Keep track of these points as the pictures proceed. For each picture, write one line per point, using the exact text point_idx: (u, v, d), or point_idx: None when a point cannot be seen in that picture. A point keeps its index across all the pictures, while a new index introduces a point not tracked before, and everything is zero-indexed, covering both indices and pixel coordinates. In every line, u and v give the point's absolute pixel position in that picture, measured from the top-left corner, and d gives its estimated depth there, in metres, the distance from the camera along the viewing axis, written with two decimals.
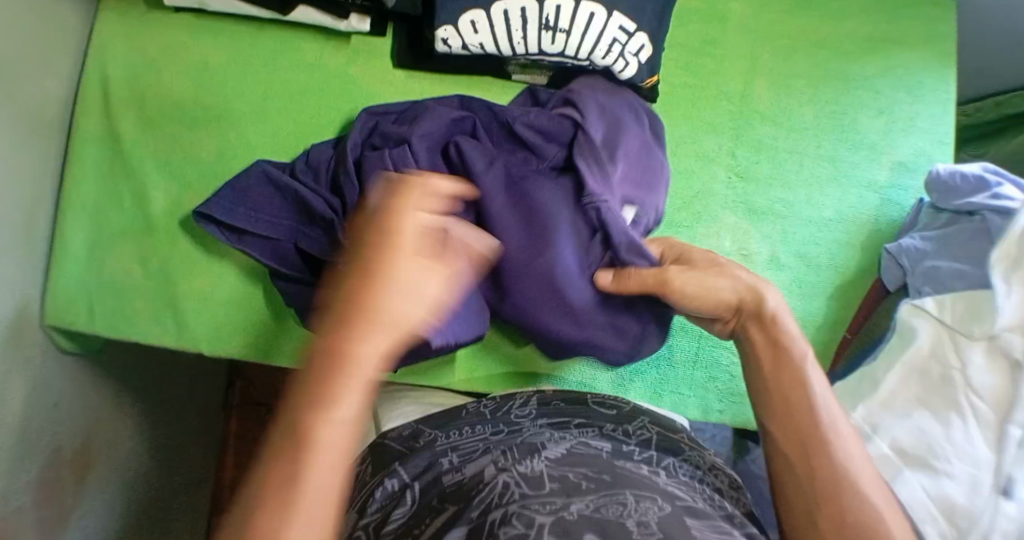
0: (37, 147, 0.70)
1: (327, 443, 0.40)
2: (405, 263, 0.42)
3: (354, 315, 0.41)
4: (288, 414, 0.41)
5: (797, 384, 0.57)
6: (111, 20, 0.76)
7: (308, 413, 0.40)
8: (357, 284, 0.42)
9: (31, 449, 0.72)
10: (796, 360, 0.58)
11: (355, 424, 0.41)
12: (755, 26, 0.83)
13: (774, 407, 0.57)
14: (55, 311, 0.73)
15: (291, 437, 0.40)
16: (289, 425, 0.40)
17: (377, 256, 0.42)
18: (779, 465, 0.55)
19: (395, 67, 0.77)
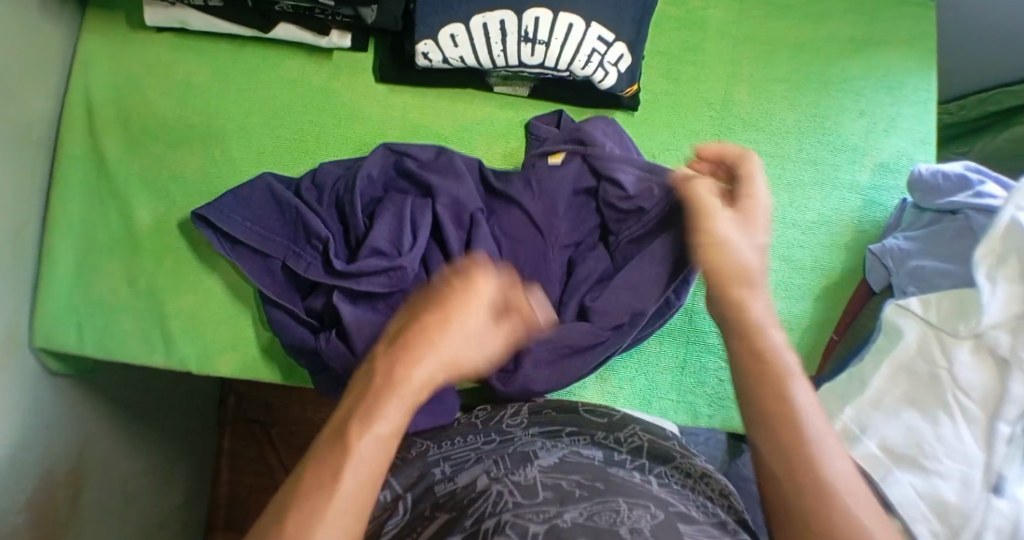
0: (23, 169, 0.70)
1: (322, 524, 0.44)
2: (447, 333, 0.53)
3: (388, 389, 0.50)
4: (332, 436, 0.48)
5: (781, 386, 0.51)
6: (94, 41, 0.76)
7: (352, 435, 0.47)
8: (402, 355, 0.51)
9: (23, 472, 0.71)
10: (783, 370, 0.52)
11: (357, 499, 0.45)
12: (735, 31, 0.83)
13: (755, 417, 0.51)
14: (43, 333, 0.72)
15: (326, 464, 0.46)
16: (324, 452, 0.47)
17: (424, 326, 0.53)
18: (764, 481, 0.49)
19: (377, 81, 0.78)
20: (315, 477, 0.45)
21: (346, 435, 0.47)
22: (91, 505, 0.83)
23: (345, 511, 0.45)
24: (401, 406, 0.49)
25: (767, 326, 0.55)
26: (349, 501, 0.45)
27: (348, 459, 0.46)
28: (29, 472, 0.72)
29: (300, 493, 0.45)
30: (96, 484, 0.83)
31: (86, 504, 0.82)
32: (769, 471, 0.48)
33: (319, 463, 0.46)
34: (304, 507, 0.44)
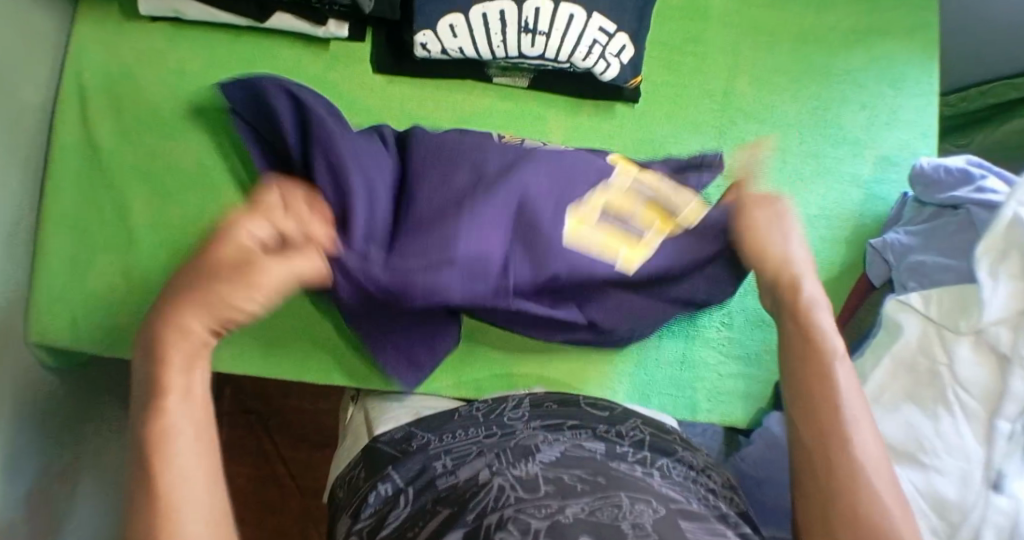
0: (15, 160, 0.69)
1: (175, 456, 0.47)
2: (230, 294, 0.52)
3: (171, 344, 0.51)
4: (154, 430, 0.48)
5: (819, 390, 0.57)
6: (86, 29, 0.75)
7: (164, 389, 0.50)
8: (176, 305, 0.52)
9: (18, 464, 0.71)
10: (827, 354, 0.58)
11: (201, 430, 0.49)
12: (736, 22, 0.82)
13: (805, 413, 0.56)
14: (37, 324, 0.72)
15: (153, 445, 0.48)
16: (151, 431, 0.48)
17: (199, 279, 0.52)
18: (801, 460, 0.55)
19: (375, 71, 0.77)
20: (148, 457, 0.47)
21: (159, 419, 0.49)
22: (86, 497, 0.82)
23: (193, 473, 0.48)
24: (183, 364, 0.51)
25: (814, 308, 0.61)
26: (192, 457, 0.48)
27: (165, 437, 0.48)
28: (25, 466, 0.72)
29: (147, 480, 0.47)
30: (91, 476, 0.83)
31: (82, 497, 0.81)
32: (808, 454, 0.55)
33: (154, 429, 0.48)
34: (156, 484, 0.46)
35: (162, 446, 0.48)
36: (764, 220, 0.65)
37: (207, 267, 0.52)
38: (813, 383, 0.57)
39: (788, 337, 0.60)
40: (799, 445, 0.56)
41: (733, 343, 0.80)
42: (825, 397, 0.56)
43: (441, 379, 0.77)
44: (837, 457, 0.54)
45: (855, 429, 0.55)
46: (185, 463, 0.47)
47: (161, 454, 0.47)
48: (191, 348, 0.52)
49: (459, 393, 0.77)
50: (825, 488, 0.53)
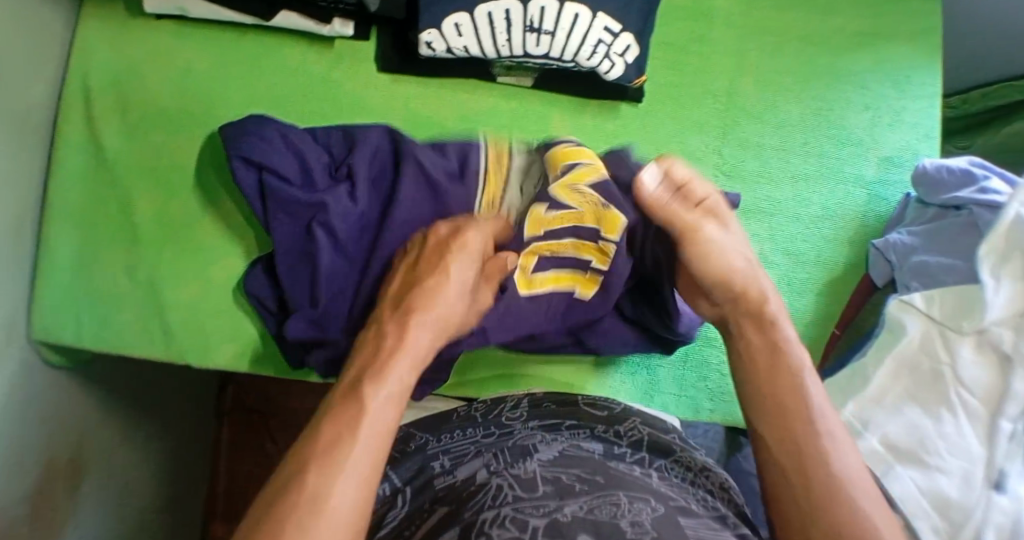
0: (20, 157, 0.69)
1: (365, 436, 0.48)
2: (456, 267, 0.62)
3: (416, 308, 0.59)
4: (344, 390, 0.52)
5: (786, 387, 0.56)
6: (92, 27, 0.75)
7: (342, 440, 0.48)
8: (428, 280, 0.60)
9: (23, 462, 0.71)
10: (791, 366, 0.57)
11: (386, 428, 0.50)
12: (740, 23, 0.82)
13: (768, 416, 0.55)
14: (42, 322, 0.72)
15: (339, 420, 0.49)
16: (342, 412, 0.50)
17: (438, 265, 0.61)
18: (771, 464, 0.53)
19: (379, 70, 0.77)
20: (327, 429, 0.49)
21: (348, 408, 0.50)
22: (91, 495, 0.82)
23: (358, 470, 0.47)
24: (407, 364, 0.54)
25: (778, 319, 0.60)
26: (368, 451, 0.48)
27: (362, 415, 0.49)
28: (29, 464, 0.72)
29: (318, 459, 0.46)
30: (97, 474, 0.83)
31: (86, 494, 0.82)
32: (775, 460, 0.53)
33: (346, 408, 0.50)
34: (320, 471, 0.46)
35: (352, 429, 0.48)
36: (695, 224, 0.62)
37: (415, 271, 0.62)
38: (771, 386, 0.57)
39: (751, 350, 0.60)
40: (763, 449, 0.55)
41: None
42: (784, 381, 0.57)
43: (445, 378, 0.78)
44: (815, 461, 0.52)
45: (825, 427, 0.54)
46: (363, 449, 0.48)
47: (348, 429, 0.48)
48: (428, 328, 0.58)
49: (460, 392, 0.78)
50: (800, 490, 0.51)
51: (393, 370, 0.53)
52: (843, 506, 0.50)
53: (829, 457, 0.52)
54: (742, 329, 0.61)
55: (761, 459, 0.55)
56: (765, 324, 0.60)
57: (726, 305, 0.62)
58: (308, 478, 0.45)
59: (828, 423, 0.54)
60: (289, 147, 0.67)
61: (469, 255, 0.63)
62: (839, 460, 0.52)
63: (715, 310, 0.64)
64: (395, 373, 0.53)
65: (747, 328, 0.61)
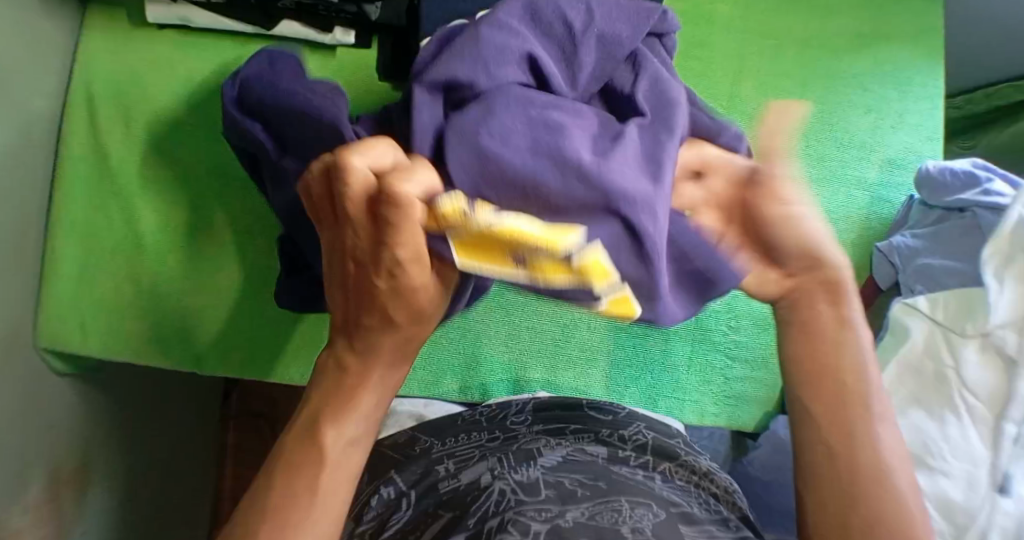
0: (24, 168, 0.70)
1: (331, 462, 0.47)
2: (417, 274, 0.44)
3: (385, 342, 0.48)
4: (298, 434, 0.48)
5: (845, 366, 0.48)
6: (96, 37, 0.75)
7: (311, 465, 0.46)
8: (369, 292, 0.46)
9: (31, 468, 0.72)
10: (861, 344, 0.49)
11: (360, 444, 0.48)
12: (742, 26, 0.82)
13: (823, 397, 0.48)
14: (49, 331, 0.73)
15: (300, 474, 0.46)
16: (304, 458, 0.46)
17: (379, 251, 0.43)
18: (810, 452, 0.48)
19: (378, 78, 0.76)
20: (288, 479, 0.46)
21: (319, 451, 0.47)
22: (97, 502, 0.83)
23: (327, 508, 0.46)
24: (373, 398, 0.49)
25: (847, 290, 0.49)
26: (331, 501, 0.46)
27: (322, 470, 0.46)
28: (33, 472, 0.72)
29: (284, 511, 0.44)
30: (102, 480, 0.84)
31: (91, 503, 0.82)
32: (819, 444, 0.48)
33: (312, 458, 0.46)
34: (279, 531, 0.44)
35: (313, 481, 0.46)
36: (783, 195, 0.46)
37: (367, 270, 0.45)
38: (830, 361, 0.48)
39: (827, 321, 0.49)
40: (802, 432, 0.49)
41: (743, 348, 0.79)
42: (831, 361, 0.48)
43: (448, 384, 0.78)
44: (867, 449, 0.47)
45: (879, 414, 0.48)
46: (329, 481, 0.46)
47: (306, 485, 0.45)
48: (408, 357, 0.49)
49: (465, 397, 0.79)
50: (847, 486, 0.47)
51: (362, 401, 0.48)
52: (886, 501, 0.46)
53: (874, 443, 0.47)
54: (811, 297, 0.49)
55: (800, 435, 0.49)
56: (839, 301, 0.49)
57: (797, 276, 0.48)
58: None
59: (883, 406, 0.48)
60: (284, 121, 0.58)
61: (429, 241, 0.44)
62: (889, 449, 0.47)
63: (784, 282, 0.49)
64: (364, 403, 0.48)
65: (820, 299, 0.49)
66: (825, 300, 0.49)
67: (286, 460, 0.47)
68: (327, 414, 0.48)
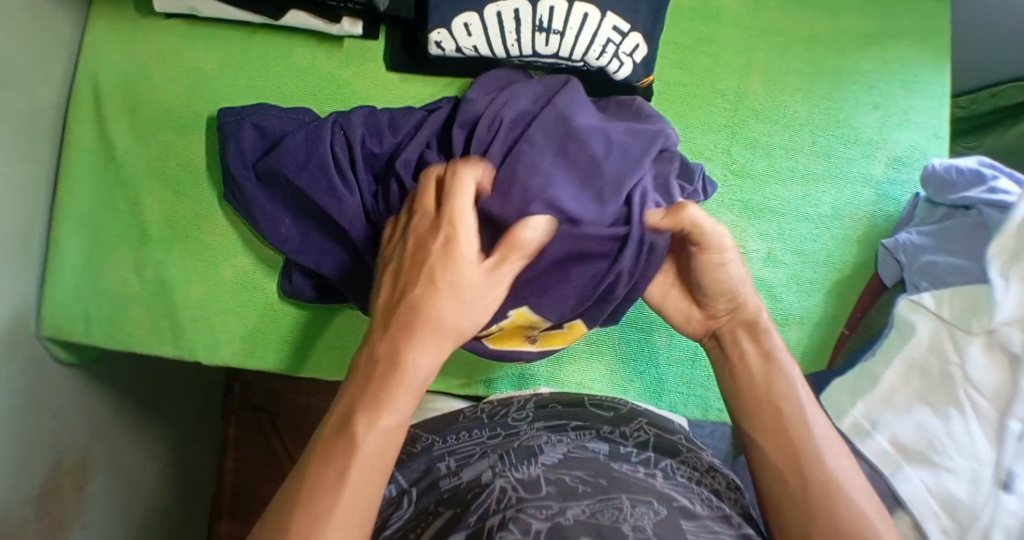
0: (29, 157, 0.70)
1: (367, 447, 0.49)
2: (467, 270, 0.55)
3: (420, 329, 0.54)
4: (338, 420, 0.51)
5: (782, 395, 0.58)
6: (103, 26, 0.75)
7: (351, 446, 0.49)
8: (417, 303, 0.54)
9: (33, 458, 0.72)
10: (785, 371, 0.59)
11: (395, 430, 0.51)
12: (750, 23, 0.82)
13: (760, 421, 0.58)
14: (53, 320, 0.73)
15: (333, 464, 0.49)
16: (341, 448, 0.49)
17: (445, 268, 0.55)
18: (770, 477, 0.55)
19: (388, 70, 0.77)
20: (324, 469, 0.48)
21: (357, 446, 0.49)
22: (98, 494, 0.83)
23: (359, 491, 0.48)
24: (407, 394, 0.52)
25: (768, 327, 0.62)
26: (359, 494, 0.48)
27: (353, 459, 0.49)
28: (35, 463, 0.72)
29: (321, 497, 0.47)
30: (104, 472, 0.84)
31: (92, 494, 0.82)
32: (776, 471, 0.55)
33: (347, 452, 0.49)
34: (313, 515, 0.46)
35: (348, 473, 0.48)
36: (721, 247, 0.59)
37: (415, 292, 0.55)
38: (762, 393, 0.59)
39: (747, 355, 0.61)
40: (758, 458, 0.57)
41: None
42: (769, 394, 0.58)
43: (452, 377, 0.78)
44: (810, 464, 0.55)
45: (815, 428, 0.56)
46: (364, 464, 0.49)
47: (339, 469, 0.48)
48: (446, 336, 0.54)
49: (470, 390, 0.79)
50: (797, 496, 0.54)
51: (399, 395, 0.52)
52: (840, 504, 0.52)
53: (823, 463, 0.55)
54: (737, 335, 0.62)
55: (754, 459, 0.57)
56: (760, 337, 0.62)
57: (724, 316, 0.63)
58: (294, 524, 0.46)
59: (821, 427, 0.57)
60: (369, 127, 0.69)
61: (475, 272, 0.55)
62: (834, 461, 0.55)
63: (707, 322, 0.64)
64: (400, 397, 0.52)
65: (743, 338, 0.62)
66: (749, 337, 0.62)
67: (322, 450, 0.50)
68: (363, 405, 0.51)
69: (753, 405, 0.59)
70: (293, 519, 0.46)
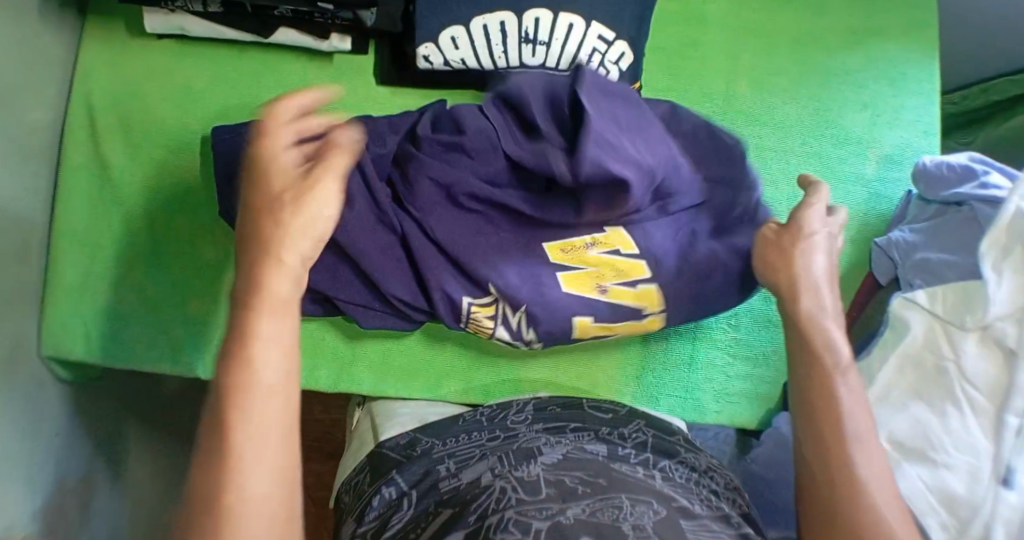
0: (26, 180, 0.70)
1: (258, 358, 0.48)
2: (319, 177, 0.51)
3: (270, 243, 0.50)
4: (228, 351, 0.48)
5: (835, 401, 0.58)
6: (96, 47, 0.76)
7: (236, 376, 0.47)
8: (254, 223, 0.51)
9: (38, 476, 0.72)
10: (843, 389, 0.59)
11: (277, 337, 0.49)
12: (735, 26, 0.83)
13: (806, 417, 0.59)
14: (52, 340, 0.73)
15: (233, 391, 0.47)
16: (222, 411, 0.47)
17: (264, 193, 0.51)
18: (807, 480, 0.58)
19: (377, 83, 0.78)
20: (212, 430, 0.46)
21: (227, 417, 0.46)
22: (103, 512, 0.84)
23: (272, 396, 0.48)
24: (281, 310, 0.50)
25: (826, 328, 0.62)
26: (266, 404, 0.47)
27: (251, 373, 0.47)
28: (38, 482, 0.72)
29: (213, 465, 0.46)
30: (107, 487, 0.85)
31: (96, 509, 0.83)
32: (809, 463, 0.58)
33: (225, 418, 0.46)
34: (232, 438, 0.46)
35: (234, 434, 0.46)
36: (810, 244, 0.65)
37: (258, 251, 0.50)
38: (828, 401, 0.59)
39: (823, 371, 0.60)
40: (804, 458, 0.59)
41: (742, 343, 0.80)
42: (836, 415, 0.58)
43: (449, 385, 0.78)
44: (839, 461, 0.56)
45: (865, 453, 0.57)
46: (265, 370, 0.48)
47: (239, 398, 0.47)
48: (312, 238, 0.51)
49: (467, 399, 0.78)
50: (824, 495, 0.56)
51: (263, 327, 0.49)
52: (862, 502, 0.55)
53: (851, 462, 0.56)
54: (823, 331, 0.62)
55: (799, 438, 0.59)
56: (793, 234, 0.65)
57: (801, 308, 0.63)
58: (213, 465, 0.46)
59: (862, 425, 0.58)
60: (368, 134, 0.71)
61: (302, 244, 0.51)
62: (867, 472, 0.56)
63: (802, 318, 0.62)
64: (266, 329, 0.49)
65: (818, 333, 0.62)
66: (810, 329, 0.62)
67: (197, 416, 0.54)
68: (235, 325, 0.49)
69: (819, 409, 0.59)
70: (210, 458, 0.46)
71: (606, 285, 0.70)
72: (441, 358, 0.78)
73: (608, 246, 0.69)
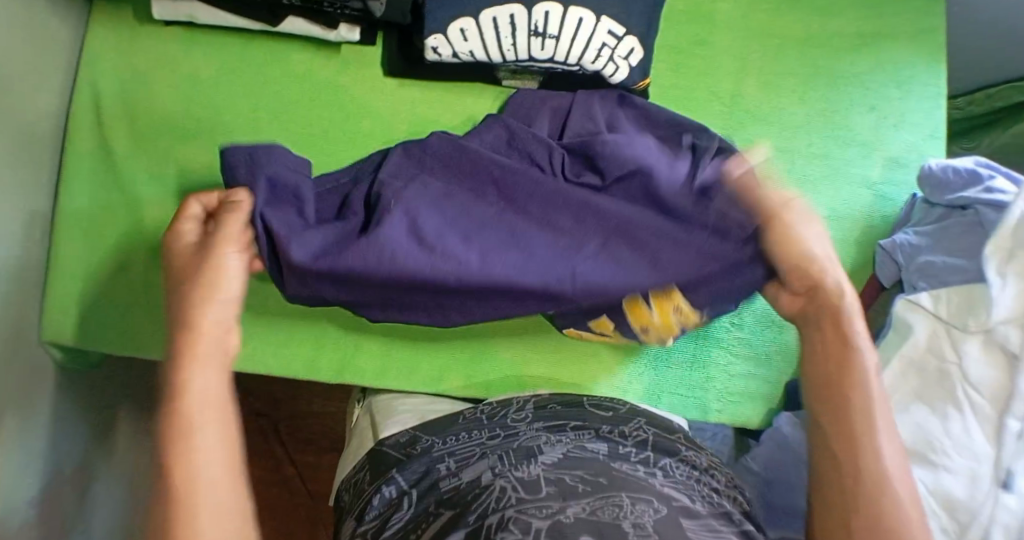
0: (30, 166, 0.70)
1: (197, 400, 0.53)
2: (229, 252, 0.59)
3: (196, 298, 0.56)
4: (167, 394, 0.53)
5: (864, 385, 0.59)
6: (102, 32, 0.76)
7: (181, 421, 0.51)
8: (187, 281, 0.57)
9: (35, 464, 0.72)
10: (861, 368, 0.59)
11: (212, 384, 0.54)
12: (743, 26, 0.83)
13: (828, 419, 0.59)
14: (52, 326, 0.73)
15: (178, 431, 0.51)
16: (163, 455, 0.51)
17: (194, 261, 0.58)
18: (822, 478, 0.58)
19: (385, 75, 0.78)
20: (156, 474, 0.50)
21: (170, 454, 0.50)
22: (99, 501, 0.83)
23: (212, 436, 0.52)
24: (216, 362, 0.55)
25: (852, 325, 0.61)
26: (216, 445, 0.52)
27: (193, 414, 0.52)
28: (35, 469, 0.72)
29: (167, 498, 0.49)
30: (103, 475, 0.84)
31: (92, 498, 0.82)
32: (834, 459, 0.57)
33: (166, 452, 0.50)
34: (184, 475, 0.50)
35: (182, 465, 0.50)
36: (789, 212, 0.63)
37: (173, 317, 0.56)
38: (843, 383, 0.59)
39: (814, 348, 0.62)
40: (836, 464, 0.57)
41: (744, 344, 0.80)
42: (860, 405, 0.58)
43: (450, 380, 0.78)
44: (864, 457, 0.57)
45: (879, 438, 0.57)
46: (206, 413, 0.52)
47: (185, 437, 0.51)
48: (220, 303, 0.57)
49: (468, 393, 0.78)
50: (844, 494, 0.56)
51: (195, 378, 0.53)
52: (883, 493, 0.55)
53: (879, 453, 0.57)
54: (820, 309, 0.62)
55: (817, 454, 0.59)
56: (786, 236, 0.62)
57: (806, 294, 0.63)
58: (169, 500, 0.49)
59: (885, 418, 0.58)
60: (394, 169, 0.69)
61: (220, 310, 0.56)
62: (884, 451, 0.57)
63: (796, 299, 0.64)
64: (196, 383, 0.53)
65: (823, 321, 0.62)
66: (835, 324, 0.61)
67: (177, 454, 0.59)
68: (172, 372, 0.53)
69: (831, 390, 0.59)
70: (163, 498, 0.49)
71: (681, 306, 0.69)
72: (443, 352, 0.78)
73: (689, 318, 0.70)
